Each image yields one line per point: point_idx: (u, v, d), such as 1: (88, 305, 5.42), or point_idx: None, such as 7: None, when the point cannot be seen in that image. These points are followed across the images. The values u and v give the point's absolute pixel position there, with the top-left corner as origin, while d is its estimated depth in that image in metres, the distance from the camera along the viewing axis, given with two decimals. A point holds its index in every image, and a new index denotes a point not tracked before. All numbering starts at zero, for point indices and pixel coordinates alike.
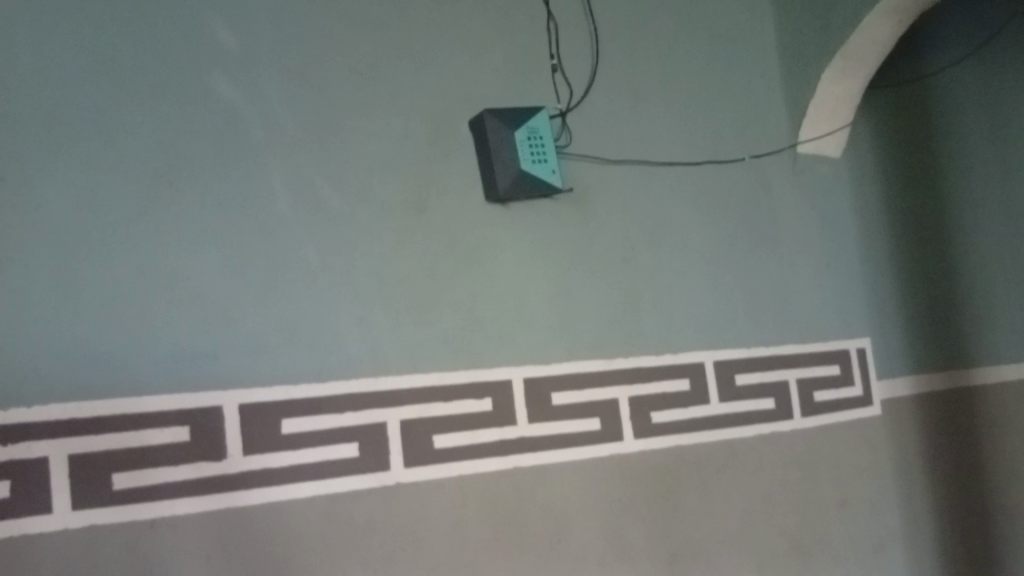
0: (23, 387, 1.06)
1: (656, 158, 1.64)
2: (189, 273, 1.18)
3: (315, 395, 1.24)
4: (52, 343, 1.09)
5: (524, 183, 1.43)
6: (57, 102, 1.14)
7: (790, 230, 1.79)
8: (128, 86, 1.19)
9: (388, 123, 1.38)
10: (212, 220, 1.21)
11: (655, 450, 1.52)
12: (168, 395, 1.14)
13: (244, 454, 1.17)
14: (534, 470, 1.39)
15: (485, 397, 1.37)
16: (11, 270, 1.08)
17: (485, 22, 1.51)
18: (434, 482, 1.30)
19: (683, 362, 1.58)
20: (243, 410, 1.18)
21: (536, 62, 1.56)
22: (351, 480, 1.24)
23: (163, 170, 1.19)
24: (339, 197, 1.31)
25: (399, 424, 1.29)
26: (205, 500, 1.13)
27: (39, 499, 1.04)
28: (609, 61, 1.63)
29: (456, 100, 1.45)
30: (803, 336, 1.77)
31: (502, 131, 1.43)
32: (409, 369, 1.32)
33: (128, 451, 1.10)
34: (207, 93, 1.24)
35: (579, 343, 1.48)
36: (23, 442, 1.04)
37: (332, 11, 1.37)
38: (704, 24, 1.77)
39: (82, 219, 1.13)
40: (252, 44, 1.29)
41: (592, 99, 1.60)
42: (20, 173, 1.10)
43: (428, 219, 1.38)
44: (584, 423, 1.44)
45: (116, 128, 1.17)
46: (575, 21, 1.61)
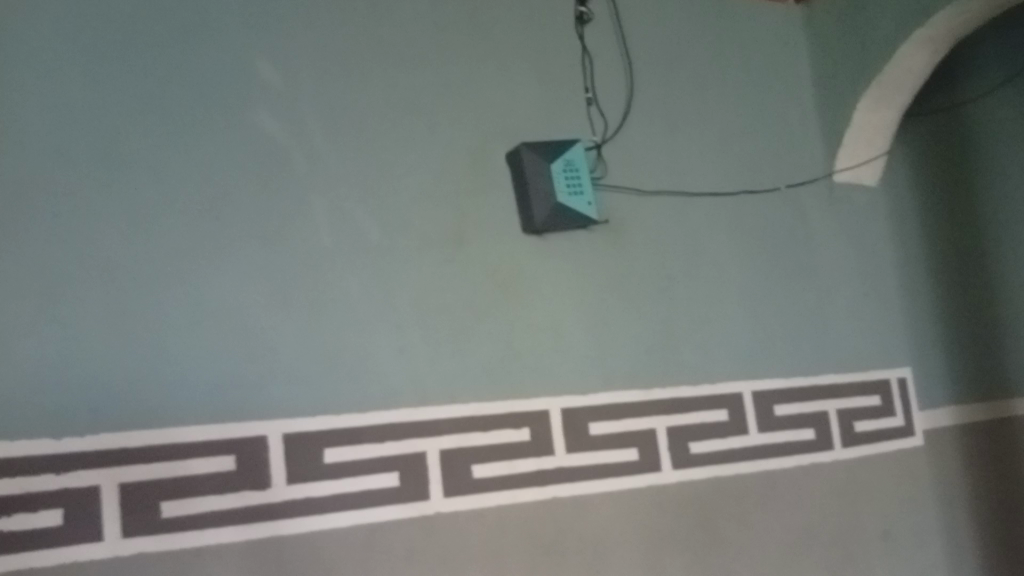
0: (76, 417, 1.09)
1: (692, 188, 1.65)
2: (236, 303, 1.21)
3: (356, 425, 1.25)
4: (102, 375, 1.12)
5: (560, 215, 1.45)
6: (109, 140, 1.18)
7: (827, 259, 1.79)
8: (179, 125, 1.23)
9: (427, 158, 1.40)
10: (256, 254, 1.24)
11: (694, 481, 1.51)
12: (214, 425, 1.16)
13: (287, 483, 1.19)
14: (571, 501, 1.39)
15: (524, 427, 1.38)
16: (67, 303, 1.11)
17: (521, 56, 1.54)
18: (472, 512, 1.31)
19: (720, 392, 1.58)
20: (287, 440, 1.20)
21: (571, 95, 1.58)
22: (391, 510, 1.25)
23: (209, 205, 1.22)
24: (378, 230, 1.34)
25: (439, 454, 1.30)
26: (248, 529, 1.15)
27: (90, 526, 1.07)
28: (644, 93, 1.65)
29: (493, 134, 1.48)
30: (842, 366, 1.75)
31: (539, 164, 1.45)
32: (448, 398, 1.34)
33: (175, 480, 1.12)
34: (254, 131, 1.28)
35: (615, 373, 1.49)
36: (73, 471, 1.07)
37: (372, 48, 1.40)
38: (737, 56, 1.78)
39: (134, 253, 1.16)
40: (295, 82, 1.33)
41: (627, 131, 1.61)
42: (76, 209, 1.14)
43: (466, 250, 1.40)
44: (622, 454, 1.45)
45: (166, 165, 1.21)
46: (610, 54, 1.64)
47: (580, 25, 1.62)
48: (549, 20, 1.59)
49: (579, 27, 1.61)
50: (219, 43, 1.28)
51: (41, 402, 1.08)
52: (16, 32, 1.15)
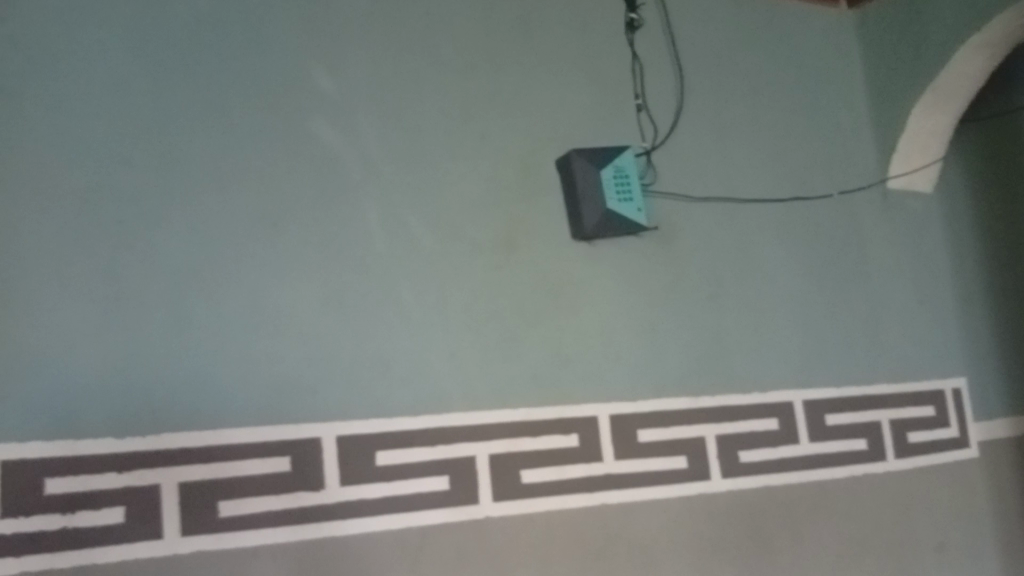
0: (139, 418, 1.12)
1: (742, 194, 1.64)
2: (293, 308, 1.24)
3: (408, 429, 1.27)
4: (163, 376, 1.14)
5: (611, 221, 1.45)
6: (172, 149, 1.21)
7: (880, 266, 1.76)
8: (238, 133, 1.26)
9: (479, 164, 1.42)
10: (311, 260, 1.26)
11: (744, 490, 1.50)
12: (270, 427, 1.19)
13: (341, 484, 1.21)
14: (621, 507, 1.38)
15: (573, 433, 1.38)
16: (131, 306, 1.14)
17: (571, 63, 1.54)
18: (522, 517, 1.31)
19: (770, 401, 1.56)
20: (341, 442, 1.22)
21: (621, 102, 1.58)
22: (441, 514, 1.26)
23: (267, 212, 1.25)
24: (430, 236, 1.35)
25: (489, 459, 1.31)
26: (302, 529, 1.17)
27: (151, 525, 1.09)
28: (695, 100, 1.64)
29: (543, 141, 1.48)
30: (895, 375, 1.72)
31: (589, 170, 1.45)
32: (498, 404, 1.34)
33: (233, 480, 1.15)
34: (310, 138, 1.30)
35: (664, 380, 1.48)
36: (136, 471, 1.10)
37: (424, 56, 1.42)
38: (789, 62, 1.77)
39: (194, 257, 1.19)
40: (348, 90, 1.35)
41: (677, 137, 1.61)
42: (139, 215, 1.17)
43: (516, 256, 1.41)
44: (671, 461, 1.44)
45: (225, 172, 1.24)
46: (661, 61, 1.63)
47: (631, 32, 1.61)
48: (599, 27, 1.59)
49: (630, 33, 1.61)
50: (276, 53, 1.31)
51: (105, 402, 1.11)
52: (82, 44, 1.19)
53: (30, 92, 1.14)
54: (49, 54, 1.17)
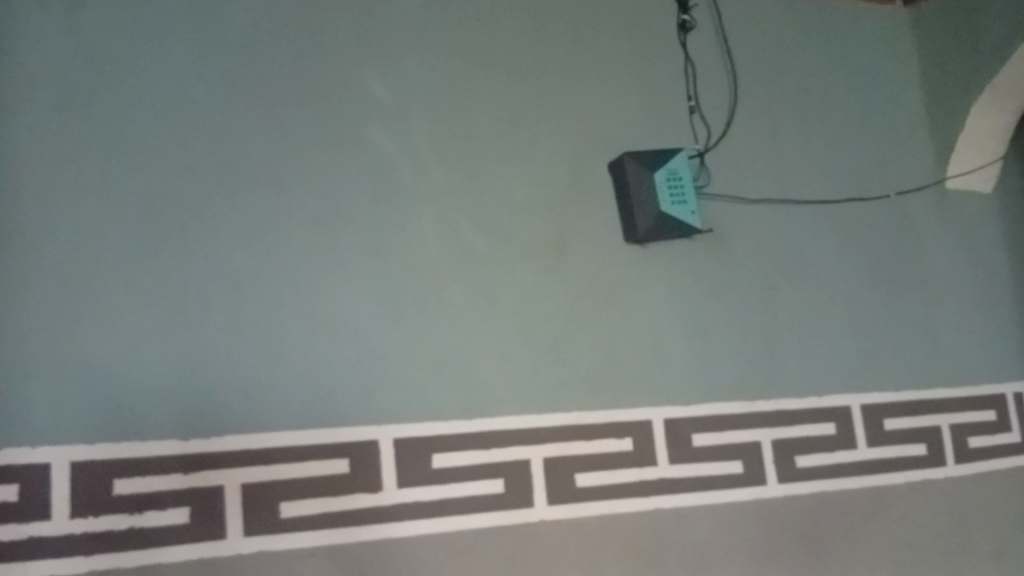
0: (203, 420, 1.14)
1: (796, 196, 1.62)
2: (349, 312, 1.25)
3: (463, 432, 1.27)
4: (226, 379, 1.16)
5: (663, 224, 1.43)
6: (234, 155, 1.23)
7: (937, 268, 1.73)
8: (295, 139, 1.28)
9: (531, 168, 1.42)
10: (367, 264, 1.28)
11: (798, 495, 1.48)
12: (329, 430, 1.20)
13: (396, 486, 1.22)
14: (674, 512, 1.38)
15: (627, 437, 1.37)
16: (194, 310, 1.17)
17: (623, 66, 1.54)
18: (576, 521, 1.31)
19: (826, 405, 1.54)
20: (396, 445, 1.23)
21: (673, 103, 1.57)
22: (496, 516, 1.26)
23: (323, 217, 1.27)
24: (483, 240, 1.36)
25: (543, 462, 1.31)
26: (360, 530, 1.18)
27: (214, 525, 1.11)
28: (747, 101, 1.63)
29: (595, 144, 1.48)
30: (955, 378, 1.69)
31: (641, 173, 1.44)
32: (552, 407, 1.34)
33: (293, 481, 1.16)
34: (365, 144, 1.32)
35: (718, 384, 1.47)
36: (200, 472, 1.12)
37: (476, 61, 1.43)
38: (842, 62, 1.74)
39: (255, 263, 1.21)
40: (402, 97, 1.36)
41: (730, 139, 1.60)
42: (202, 221, 1.20)
43: (569, 260, 1.41)
44: (725, 466, 1.43)
45: (285, 178, 1.26)
46: (712, 62, 1.62)
47: (682, 33, 1.60)
48: (650, 29, 1.58)
49: (681, 35, 1.60)
50: (332, 61, 1.33)
51: (170, 404, 1.13)
52: (147, 55, 1.22)
53: (96, 102, 1.18)
54: (116, 65, 1.20)
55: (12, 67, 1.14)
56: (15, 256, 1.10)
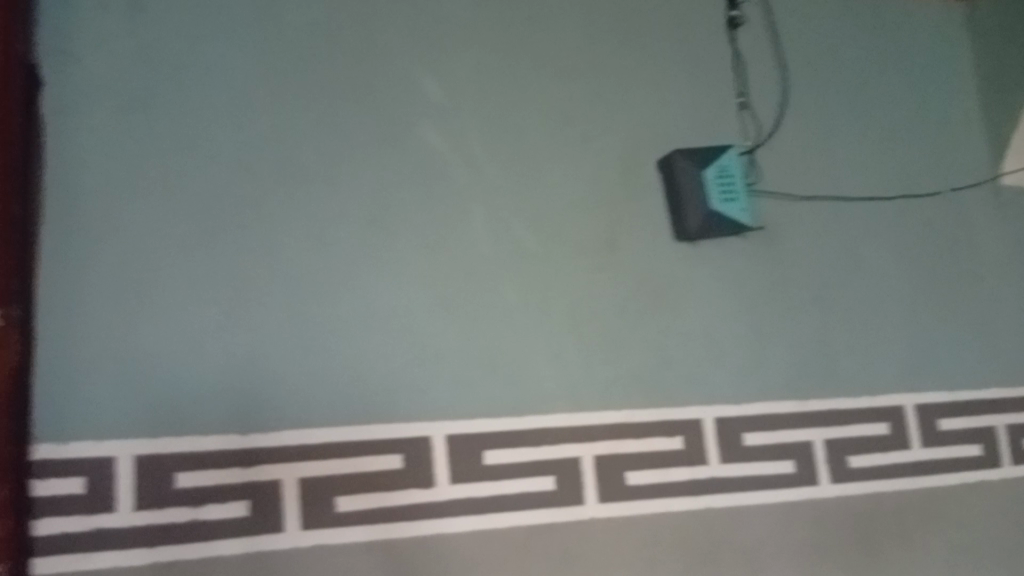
0: (260, 415, 1.16)
1: (848, 192, 1.60)
2: (402, 309, 1.26)
3: (515, 429, 1.28)
4: (283, 374, 1.18)
5: (714, 222, 1.42)
6: (290, 155, 1.25)
7: (994, 265, 1.69)
8: (349, 138, 1.29)
9: (581, 166, 1.42)
10: (420, 262, 1.29)
11: (853, 495, 1.46)
12: (383, 426, 1.21)
13: (449, 482, 1.22)
14: (726, 511, 1.37)
15: (678, 435, 1.36)
16: (253, 307, 1.19)
17: (673, 63, 1.53)
18: (627, 519, 1.31)
19: (879, 405, 1.52)
20: (449, 441, 1.24)
21: (724, 100, 1.55)
22: (548, 513, 1.27)
23: (377, 216, 1.28)
24: (534, 238, 1.36)
25: (594, 459, 1.31)
26: (413, 526, 1.19)
27: (273, 518, 1.13)
28: (798, 97, 1.61)
29: (645, 142, 1.47)
30: (1014, 378, 1.64)
31: (692, 170, 1.43)
32: (603, 405, 1.34)
33: (348, 477, 1.18)
34: (417, 144, 1.33)
35: (770, 382, 1.45)
36: (258, 466, 1.14)
37: (527, 60, 1.43)
38: (894, 57, 1.72)
39: (311, 261, 1.23)
40: (454, 96, 1.37)
41: (781, 135, 1.58)
42: (259, 220, 1.21)
43: (619, 257, 1.41)
44: (777, 465, 1.42)
45: (339, 176, 1.27)
46: (763, 58, 1.60)
47: (732, 29, 1.59)
48: (701, 25, 1.57)
49: (731, 31, 1.59)
50: (385, 61, 1.34)
51: (230, 400, 1.15)
52: (206, 56, 1.24)
53: (157, 104, 1.20)
54: (176, 67, 1.22)
55: (77, 72, 1.17)
56: (82, 255, 1.13)
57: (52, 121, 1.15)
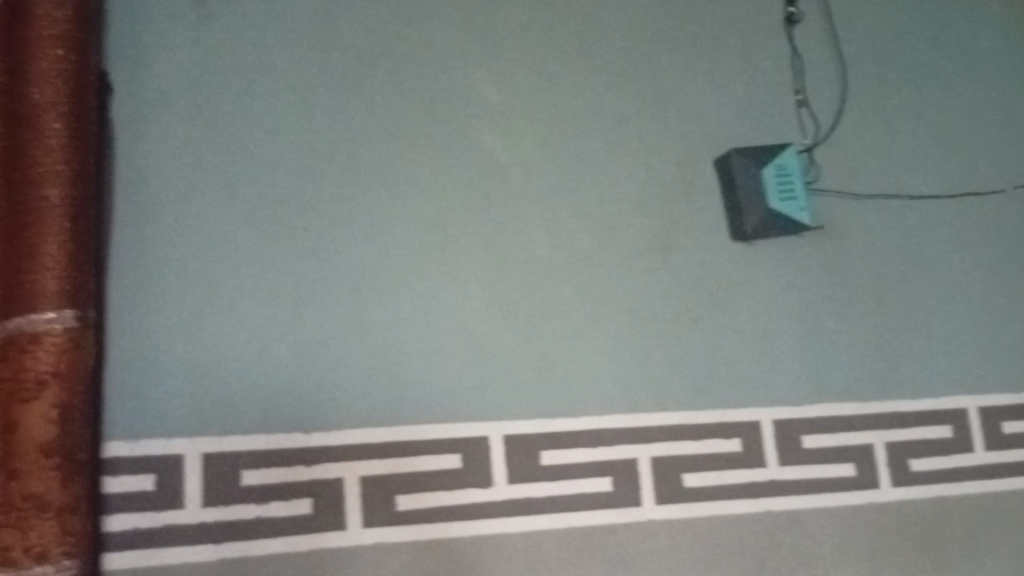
0: (323, 414, 1.18)
1: (910, 190, 1.57)
2: (460, 309, 1.27)
3: (572, 430, 1.28)
4: (344, 374, 1.20)
5: (772, 221, 1.41)
6: (349, 158, 1.27)
7: None
8: (407, 141, 1.30)
9: (637, 166, 1.41)
10: (477, 263, 1.30)
11: (915, 500, 1.43)
12: (442, 425, 1.22)
13: (507, 482, 1.23)
14: (784, 514, 1.35)
15: (736, 437, 1.35)
16: (316, 308, 1.20)
17: (730, 61, 1.51)
18: (685, 521, 1.30)
19: (943, 407, 1.48)
20: (507, 441, 1.24)
21: (781, 98, 1.54)
22: (606, 514, 1.27)
23: (435, 217, 1.29)
24: (591, 238, 1.36)
25: (651, 461, 1.30)
26: (472, 525, 1.20)
27: (335, 516, 1.15)
28: (857, 94, 1.59)
29: (702, 141, 1.46)
30: None
31: (750, 169, 1.42)
32: (661, 406, 1.33)
33: (408, 475, 1.19)
34: (474, 145, 1.34)
35: (830, 384, 1.43)
36: (321, 464, 1.16)
37: (582, 60, 1.43)
38: (958, 50, 1.67)
39: (371, 262, 1.24)
40: (510, 97, 1.38)
41: (841, 133, 1.56)
42: (320, 222, 1.23)
43: (676, 258, 1.40)
44: (837, 468, 1.40)
45: (397, 178, 1.28)
46: (821, 54, 1.58)
47: (789, 26, 1.57)
48: (758, 22, 1.55)
49: (789, 28, 1.57)
50: (442, 63, 1.35)
51: (294, 399, 1.17)
52: (268, 61, 1.26)
53: (223, 109, 1.23)
54: (239, 73, 1.25)
55: (147, 79, 1.20)
56: (152, 258, 1.16)
57: (123, 128, 1.18)
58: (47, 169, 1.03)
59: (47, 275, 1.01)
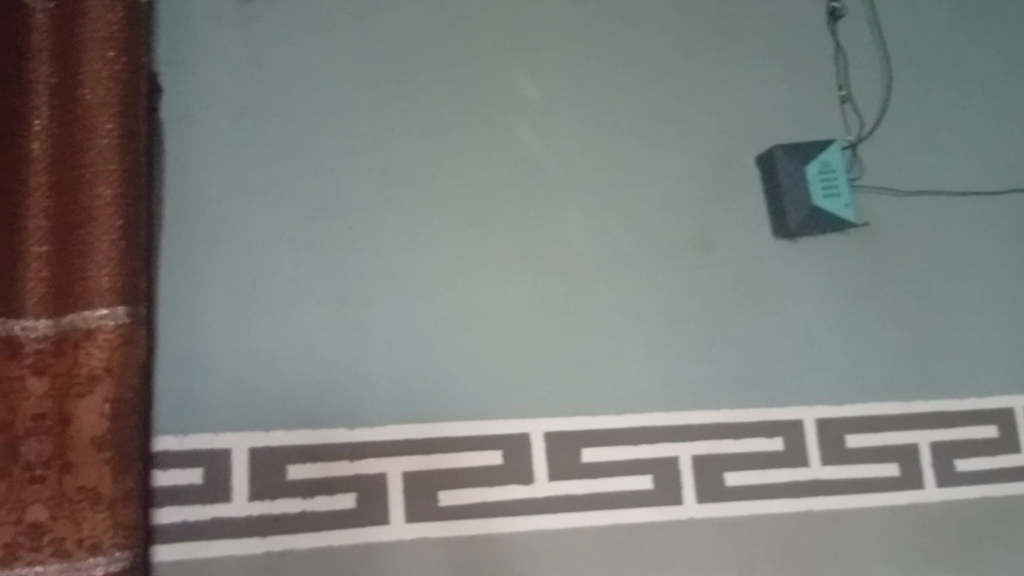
0: (366, 410, 1.19)
1: (956, 186, 1.54)
2: (501, 306, 1.28)
3: (612, 427, 1.28)
4: (386, 370, 1.21)
5: (815, 218, 1.39)
6: (391, 156, 1.28)
7: None
8: (448, 139, 1.31)
9: (678, 163, 1.41)
10: (518, 260, 1.30)
11: (961, 500, 1.40)
12: (482, 422, 1.23)
13: (548, 479, 1.24)
14: (827, 514, 1.34)
15: (777, 436, 1.34)
16: (359, 305, 1.22)
17: (772, 58, 1.50)
18: (725, 519, 1.29)
19: (989, 407, 1.46)
20: (548, 438, 1.25)
21: (824, 94, 1.52)
22: (646, 511, 1.26)
23: (476, 215, 1.30)
24: (631, 235, 1.36)
25: (692, 459, 1.30)
26: (512, 521, 1.21)
27: (377, 511, 1.16)
28: (902, 89, 1.56)
29: (743, 137, 1.45)
30: None
31: (793, 165, 1.40)
32: (701, 405, 1.33)
33: (449, 471, 1.20)
34: (515, 143, 1.34)
35: (873, 383, 1.41)
36: (364, 459, 1.17)
37: (623, 57, 1.42)
38: (1009, 43, 1.63)
39: (412, 259, 1.25)
40: (550, 95, 1.38)
41: (885, 129, 1.54)
42: (363, 220, 1.25)
43: (717, 255, 1.39)
44: (880, 468, 1.38)
45: (438, 176, 1.29)
46: (866, 49, 1.56)
47: (833, 21, 1.55)
48: (800, 17, 1.53)
49: (832, 23, 1.55)
50: (483, 62, 1.36)
51: (338, 395, 1.18)
52: (311, 61, 1.28)
53: (267, 109, 1.24)
54: (284, 73, 1.26)
55: (194, 80, 1.23)
56: (200, 255, 1.18)
57: (172, 127, 1.21)
58: (99, 168, 1.06)
59: (100, 272, 1.04)
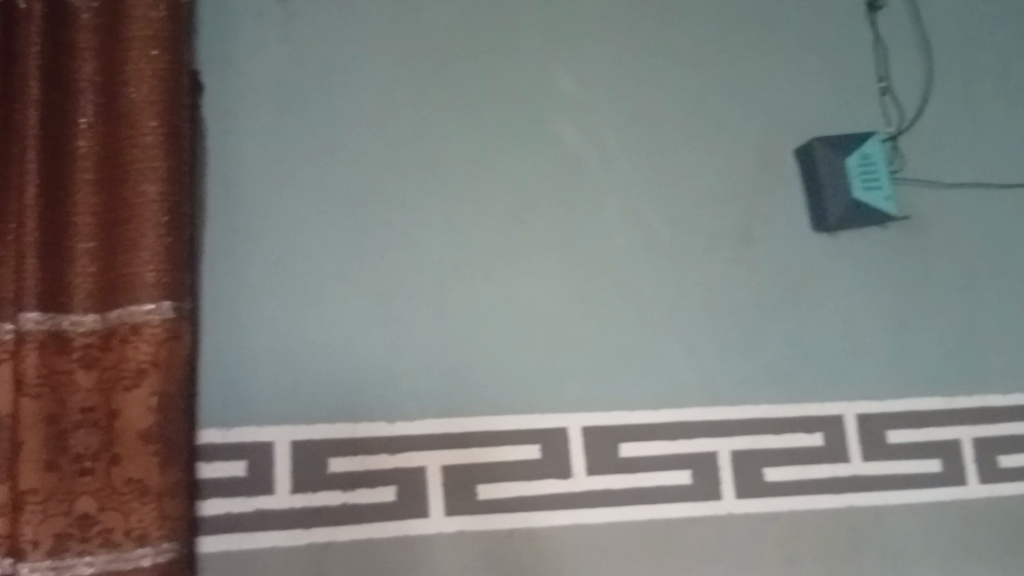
0: (405, 404, 1.20)
1: (999, 179, 1.52)
2: (539, 301, 1.28)
3: (651, 422, 1.27)
4: (425, 365, 1.22)
5: (855, 211, 1.38)
6: (429, 152, 1.28)
7: None
8: (486, 135, 1.31)
9: (716, 156, 1.40)
10: (555, 255, 1.30)
11: (1005, 497, 1.38)
12: (521, 416, 1.23)
13: (586, 473, 1.24)
14: (868, 510, 1.33)
15: (817, 431, 1.33)
16: (398, 300, 1.23)
17: (811, 50, 1.49)
18: (765, 515, 1.29)
19: None
20: (586, 433, 1.25)
21: (864, 86, 1.50)
22: (685, 506, 1.26)
23: (513, 210, 1.30)
24: (669, 230, 1.35)
25: (731, 454, 1.29)
26: (551, 515, 1.21)
27: (418, 504, 1.17)
28: (945, 80, 1.54)
29: (782, 131, 1.44)
30: None
31: (833, 158, 1.39)
32: (740, 400, 1.32)
33: (488, 465, 1.20)
34: (552, 138, 1.34)
35: (916, 378, 1.40)
36: (404, 453, 1.18)
37: (660, 50, 1.42)
38: None
39: (451, 254, 1.26)
40: (587, 89, 1.37)
41: (927, 121, 1.51)
42: (401, 215, 1.25)
43: (756, 249, 1.38)
44: (922, 463, 1.36)
45: (476, 172, 1.30)
46: (907, 40, 1.54)
47: (873, 12, 1.53)
48: (840, 8, 1.52)
49: (872, 14, 1.53)
50: (520, 57, 1.36)
51: (378, 389, 1.19)
52: (350, 58, 1.29)
53: (307, 106, 1.25)
54: (323, 70, 1.27)
55: (236, 77, 1.24)
56: (242, 251, 1.19)
57: (214, 124, 1.22)
58: (144, 164, 1.07)
59: (147, 267, 1.05)
